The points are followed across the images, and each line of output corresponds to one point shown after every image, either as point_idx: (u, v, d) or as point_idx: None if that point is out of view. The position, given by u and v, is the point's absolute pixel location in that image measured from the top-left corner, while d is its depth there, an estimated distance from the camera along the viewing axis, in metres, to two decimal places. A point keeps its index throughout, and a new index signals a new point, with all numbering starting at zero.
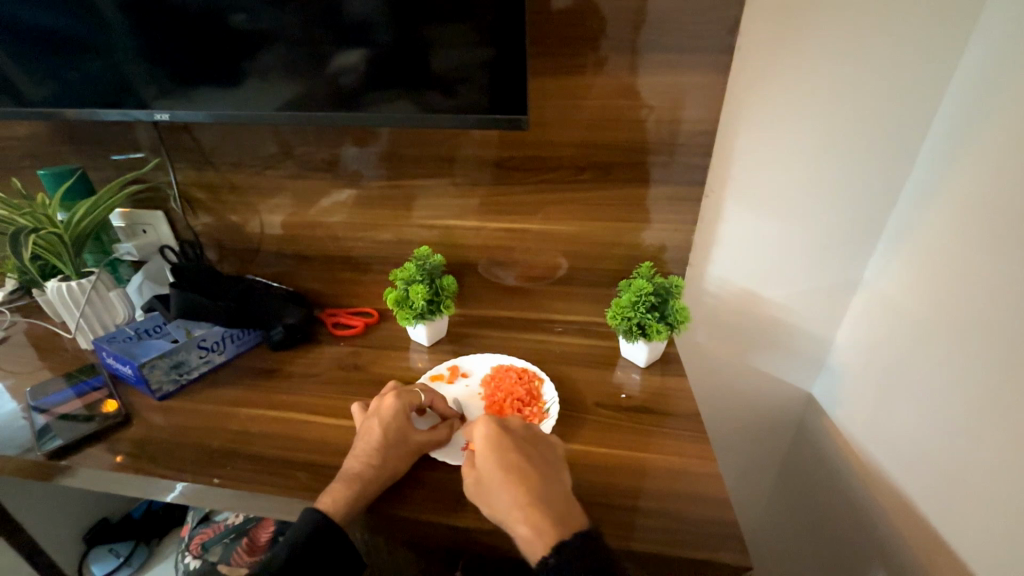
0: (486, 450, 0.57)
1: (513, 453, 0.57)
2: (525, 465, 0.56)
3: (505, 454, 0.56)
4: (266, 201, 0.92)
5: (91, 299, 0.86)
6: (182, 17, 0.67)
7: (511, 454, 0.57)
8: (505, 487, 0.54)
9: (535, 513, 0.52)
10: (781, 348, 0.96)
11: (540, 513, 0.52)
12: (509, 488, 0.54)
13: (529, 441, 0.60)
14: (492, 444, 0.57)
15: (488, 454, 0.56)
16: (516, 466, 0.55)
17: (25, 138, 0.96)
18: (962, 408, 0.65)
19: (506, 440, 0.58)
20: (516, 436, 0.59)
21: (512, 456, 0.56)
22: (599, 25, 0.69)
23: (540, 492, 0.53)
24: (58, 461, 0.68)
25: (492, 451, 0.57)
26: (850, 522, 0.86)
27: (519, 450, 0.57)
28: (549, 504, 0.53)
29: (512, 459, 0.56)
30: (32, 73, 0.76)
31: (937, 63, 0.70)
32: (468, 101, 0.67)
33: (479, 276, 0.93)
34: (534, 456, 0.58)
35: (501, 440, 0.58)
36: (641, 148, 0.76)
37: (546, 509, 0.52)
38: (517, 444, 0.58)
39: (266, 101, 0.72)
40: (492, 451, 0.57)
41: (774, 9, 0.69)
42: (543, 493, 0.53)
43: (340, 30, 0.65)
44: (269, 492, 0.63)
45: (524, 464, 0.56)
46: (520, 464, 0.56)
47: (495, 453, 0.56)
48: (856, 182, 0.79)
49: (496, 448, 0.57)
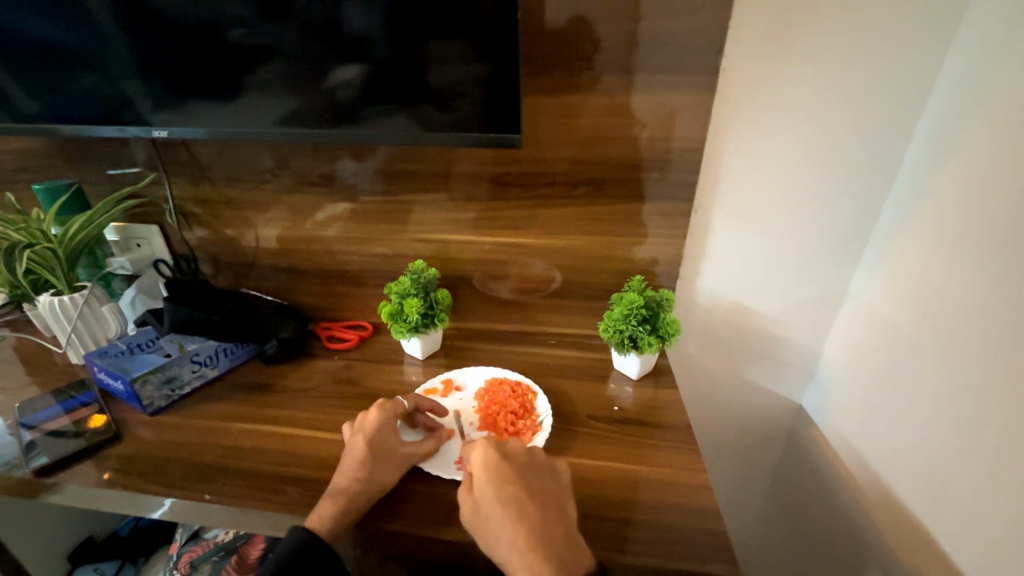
0: (486, 481, 0.57)
1: (514, 485, 0.57)
2: (526, 501, 0.56)
3: (506, 490, 0.56)
4: (262, 215, 0.93)
5: (83, 314, 0.86)
6: (182, 33, 0.69)
7: (513, 489, 0.56)
8: (506, 526, 0.54)
9: (535, 558, 0.51)
10: (772, 360, 0.97)
11: (541, 557, 0.51)
12: (509, 524, 0.54)
13: (531, 469, 0.59)
14: (493, 477, 0.57)
15: (490, 489, 0.56)
16: (518, 502, 0.55)
17: (21, 153, 0.97)
18: (948, 411, 0.66)
19: (508, 472, 0.58)
20: (518, 464, 0.59)
21: (513, 490, 0.56)
22: (590, 45, 0.71)
23: (541, 533, 0.53)
24: (45, 478, 0.67)
25: (493, 483, 0.57)
26: (841, 532, 0.86)
27: (519, 480, 0.57)
28: (550, 548, 0.52)
29: (513, 495, 0.56)
30: (31, 88, 0.77)
31: (915, 82, 0.73)
32: (464, 115, 0.68)
33: (473, 289, 0.94)
34: (536, 489, 0.57)
35: (503, 471, 0.58)
36: (632, 164, 0.78)
37: (545, 552, 0.52)
38: (519, 475, 0.58)
39: (265, 115, 0.73)
40: (493, 486, 0.56)
41: (759, 29, 0.72)
42: (543, 534, 0.53)
43: (339, 46, 0.66)
44: (261, 507, 0.63)
45: (526, 500, 0.56)
46: (522, 500, 0.56)
47: (497, 487, 0.56)
48: (841, 196, 0.81)
49: (497, 481, 0.57)
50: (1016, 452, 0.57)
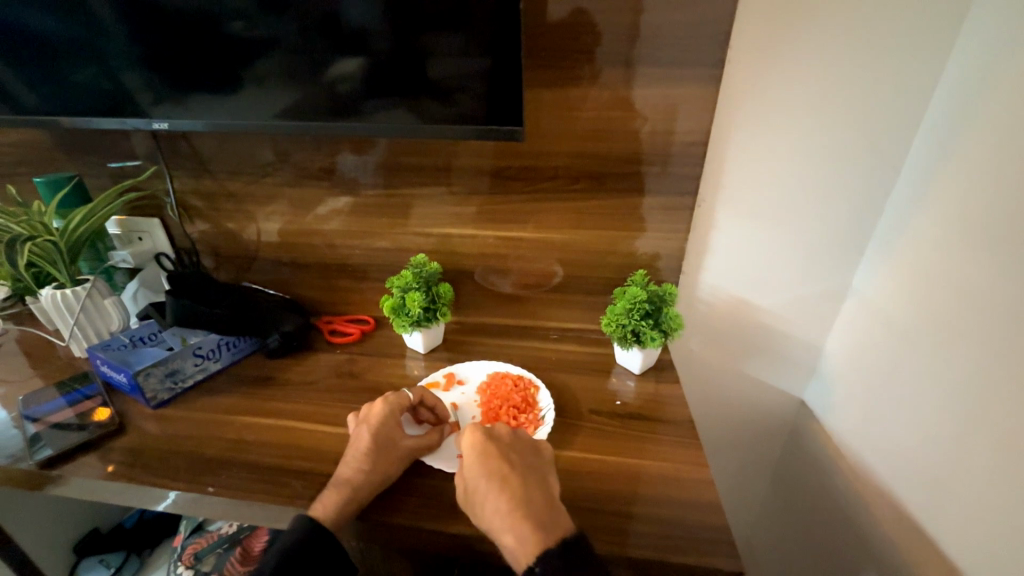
0: (472, 459, 0.57)
1: (498, 461, 0.57)
2: (508, 471, 0.56)
3: (489, 462, 0.57)
4: (262, 208, 0.93)
5: (86, 307, 0.86)
6: (181, 25, 0.68)
7: (495, 461, 0.57)
8: (490, 495, 0.54)
9: (519, 523, 0.52)
10: (774, 355, 0.97)
11: (524, 520, 0.52)
12: (494, 496, 0.54)
13: (514, 447, 0.60)
14: (477, 454, 0.57)
15: (474, 464, 0.57)
16: (501, 474, 0.56)
17: (21, 145, 0.96)
18: (949, 405, 0.66)
19: (491, 448, 0.58)
20: (501, 441, 0.60)
21: (496, 462, 0.57)
22: (593, 39, 0.70)
23: (524, 499, 0.54)
24: (49, 470, 0.68)
25: (478, 459, 0.57)
26: (841, 525, 0.87)
27: (503, 456, 0.58)
28: (533, 512, 0.53)
29: (495, 467, 0.56)
30: (30, 81, 0.76)
31: (921, 76, 0.72)
32: (465, 109, 0.68)
33: (475, 284, 0.94)
34: (520, 462, 0.58)
35: (485, 447, 0.58)
36: (635, 158, 0.78)
37: (528, 516, 0.52)
38: (503, 451, 0.58)
39: (263, 109, 0.73)
40: (478, 461, 0.57)
41: (763, 22, 0.71)
42: (526, 500, 0.54)
43: (339, 39, 0.66)
44: (264, 500, 0.63)
45: (509, 471, 0.56)
46: (504, 470, 0.56)
47: (480, 460, 0.57)
48: (846, 191, 0.81)
49: (480, 456, 0.57)
50: (1017, 448, 0.57)
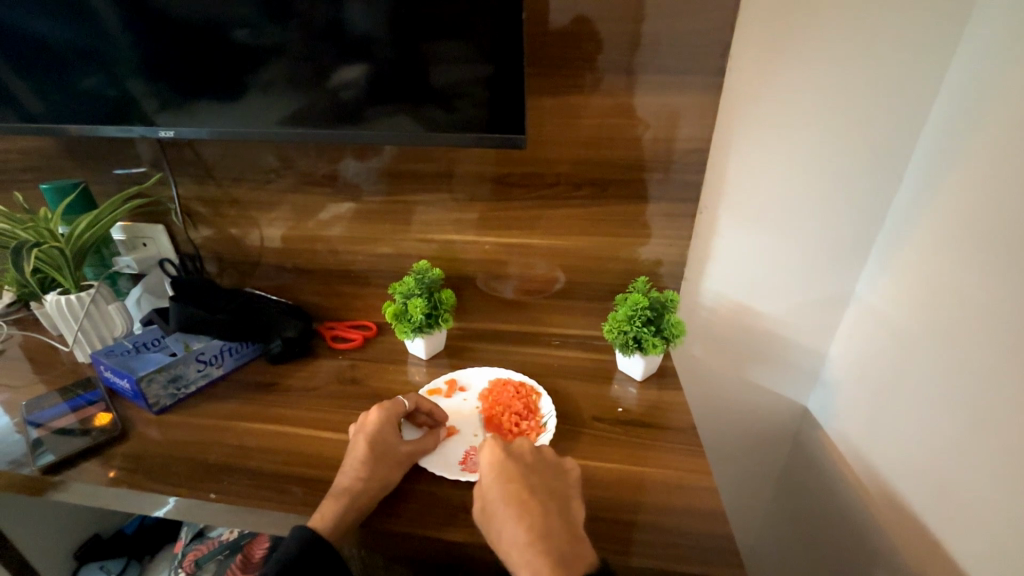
0: (492, 480, 0.57)
1: (519, 485, 0.57)
2: (529, 497, 0.56)
3: (510, 486, 0.57)
4: (266, 214, 0.93)
5: (90, 313, 0.86)
6: (187, 34, 0.69)
7: (517, 486, 0.57)
8: (508, 522, 0.54)
9: (535, 555, 0.51)
10: (777, 361, 0.96)
11: (541, 553, 0.51)
12: (513, 524, 0.54)
13: (536, 469, 0.60)
14: (499, 475, 0.58)
15: (494, 485, 0.57)
16: (521, 500, 0.55)
17: (28, 153, 0.97)
18: (952, 411, 0.66)
19: (513, 470, 0.58)
20: (524, 464, 0.60)
21: (517, 487, 0.57)
22: (593, 47, 0.71)
23: (543, 530, 0.53)
24: (52, 476, 0.68)
25: (498, 481, 0.57)
26: (846, 532, 0.86)
27: (524, 480, 0.57)
28: (550, 544, 0.52)
29: (516, 491, 0.56)
30: (37, 89, 0.77)
31: (922, 82, 0.72)
32: (467, 116, 0.68)
33: (477, 290, 0.94)
34: (541, 487, 0.58)
35: (508, 469, 0.58)
36: (636, 165, 0.78)
37: (546, 548, 0.52)
38: (525, 474, 0.58)
39: (269, 115, 0.74)
40: (499, 483, 0.57)
41: (764, 30, 0.72)
42: (546, 531, 0.53)
43: (342, 46, 0.66)
44: (265, 507, 0.63)
45: (530, 497, 0.56)
46: (525, 496, 0.56)
47: (501, 483, 0.57)
48: (848, 198, 0.81)
49: (502, 478, 0.57)
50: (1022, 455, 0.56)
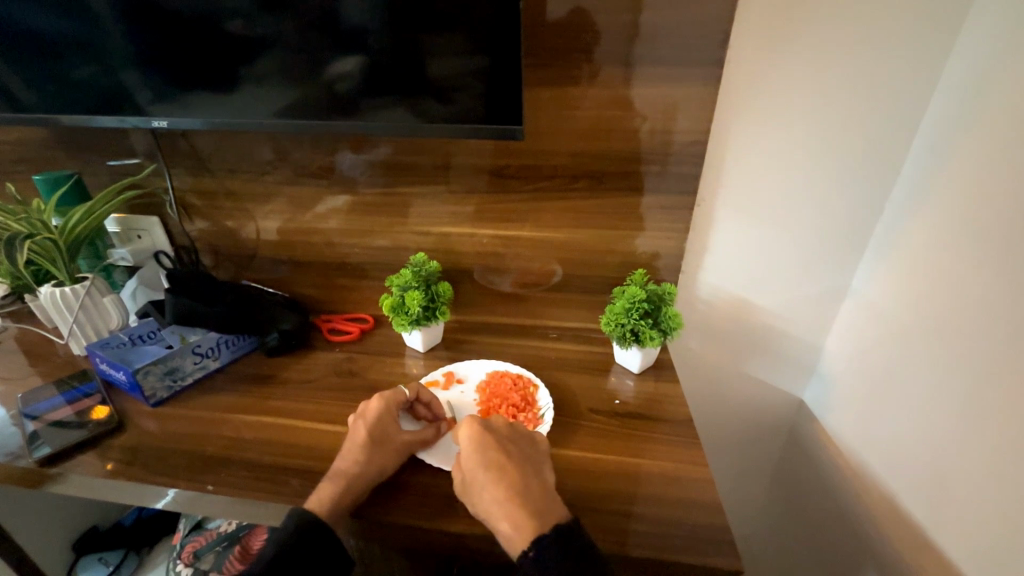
0: (469, 448, 0.58)
1: (496, 450, 0.58)
2: (505, 461, 0.57)
3: (488, 453, 0.57)
4: (262, 207, 0.93)
5: (85, 305, 0.86)
6: (180, 23, 0.68)
7: (494, 451, 0.57)
8: (488, 485, 0.55)
9: (517, 511, 0.52)
10: (773, 354, 0.97)
11: (521, 509, 0.53)
12: (492, 486, 0.55)
13: (511, 437, 0.61)
14: (476, 443, 0.58)
15: (471, 453, 0.57)
16: (498, 463, 0.56)
17: (21, 144, 0.96)
18: (949, 402, 0.66)
19: (489, 438, 0.59)
20: (498, 432, 0.60)
21: (494, 453, 0.57)
22: (592, 39, 0.70)
23: (521, 488, 0.54)
24: (49, 468, 0.68)
25: (475, 448, 0.58)
26: (840, 523, 0.87)
27: (500, 446, 0.58)
28: (529, 501, 0.53)
29: (493, 456, 0.57)
30: (27, 78, 0.76)
31: (921, 76, 0.72)
32: (464, 108, 0.68)
33: (474, 283, 0.94)
34: (516, 452, 0.59)
35: (483, 437, 0.59)
36: (634, 157, 0.78)
37: (526, 504, 0.53)
38: (501, 442, 0.59)
39: (263, 107, 0.73)
40: (476, 451, 0.57)
41: (763, 22, 0.71)
42: (523, 489, 0.54)
43: (337, 37, 0.65)
44: (262, 499, 0.63)
45: (506, 461, 0.57)
46: (502, 460, 0.57)
47: (479, 450, 0.57)
48: (846, 191, 0.81)
49: (479, 445, 0.58)
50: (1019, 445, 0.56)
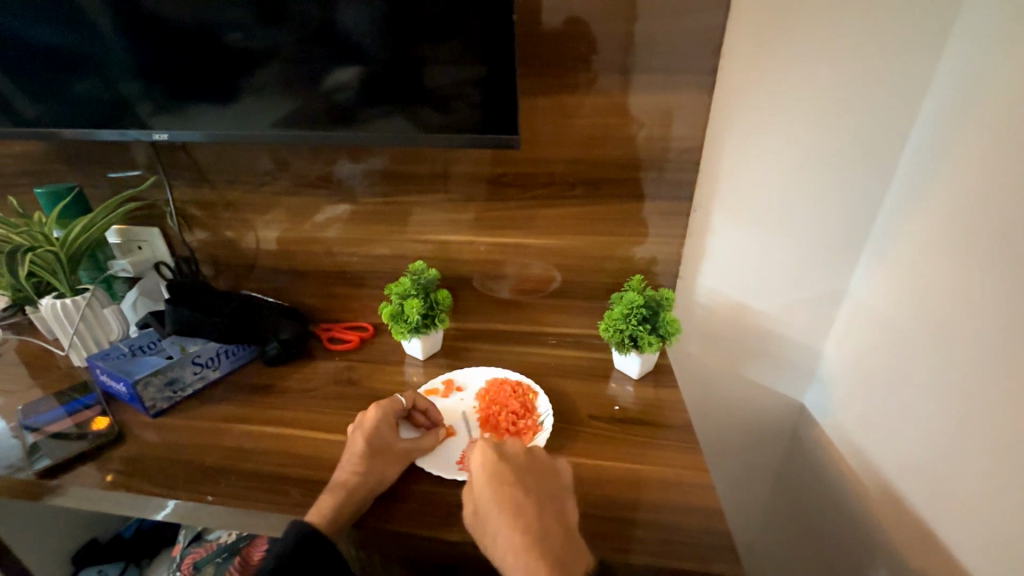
0: (485, 481, 0.57)
1: (512, 486, 0.57)
2: (522, 499, 0.56)
3: (503, 487, 0.57)
4: (261, 217, 0.93)
5: (85, 316, 0.86)
6: (180, 36, 0.69)
7: (510, 488, 0.57)
8: (502, 523, 0.54)
9: (530, 556, 0.51)
10: (772, 358, 0.97)
11: (536, 555, 0.51)
12: (507, 525, 0.54)
13: (529, 470, 0.60)
14: (492, 477, 0.58)
15: (486, 486, 0.57)
16: (514, 501, 0.56)
17: (23, 158, 0.97)
18: (947, 405, 0.66)
19: (506, 472, 0.58)
20: (517, 466, 0.60)
21: (510, 489, 0.57)
22: (586, 47, 0.71)
23: (537, 532, 0.53)
24: (48, 480, 0.68)
25: (491, 483, 0.57)
26: (843, 528, 0.86)
27: (518, 481, 0.58)
28: (545, 546, 0.52)
29: (509, 493, 0.56)
30: (30, 93, 0.77)
31: (913, 80, 0.73)
32: (461, 117, 0.69)
33: (473, 290, 0.94)
34: (534, 489, 0.58)
35: (500, 471, 0.58)
36: (630, 164, 0.78)
37: (541, 550, 0.52)
38: (519, 477, 0.58)
39: (263, 118, 0.74)
40: (492, 485, 0.57)
41: (755, 29, 0.72)
42: (540, 533, 0.53)
43: (336, 48, 0.66)
44: (262, 509, 0.63)
45: (523, 500, 0.56)
46: (519, 497, 0.56)
47: (495, 487, 0.57)
48: (841, 195, 0.81)
49: (495, 480, 0.57)
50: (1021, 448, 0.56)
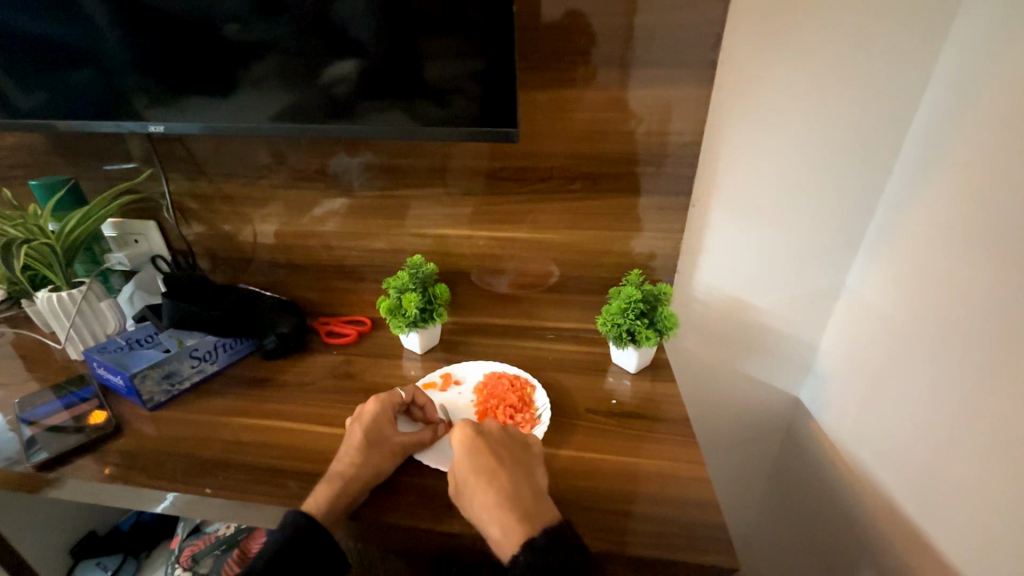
0: (460, 451, 0.58)
1: (487, 454, 0.58)
2: (496, 465, 0.57)
3: (478, 456, 0.57)
4: (259, 210, 0.93)
5: (82, 310, 0.86)
6: (176, 28, 0.68)
7: (485, 456, 0.57)
8: (479, 490, 0.55)
9: (506, 516, 0.53)
10: (769, 352, 0.97)
11: (510, 513, 0.53)
12: (483, 490, 0.55)
13: (503, 440, 0.61)
14: (467, 447, 0.58)
15: (462, 455, 0.58)
16: (489, 468, 0.56)
17: (17, 150, 0.96)
18: (943, 400, 0.67)
19: (480, 441, 0.59)
20: (491, 436, 0.60)
21: (484, 457, 0.57)
22: (586, 42, 0.71)
23: (510, 493, 0.55)
24: (46, 473, 0.68)
25: (466, 452, 0.58)
26: (837, 521, 0.87)
27: (492, 450, 0.58)
28: (518, 506, 0.54)
29: (483, 460, 0.57)
30: (23, 84, 0.76)
31: (912, 77, 0.73)
32: (460, 111, 0.68)
33: (471, 284, 0.94)
34: (507, 456, 0.59)
35: (475, 441, 0.59)
36: (629, 159, 0.78)
37: (514, 509, 0.53)
38: (492, 444, 0.59)
39: (260, 110, 0.73)
40: (467, 454, 0.58)
41: (755, 24, 0.72)
42: (513, 494, 0.55)
43: (334, 41, 0.66)
44: (261, 502, 0.63)
45: (497, 464, 0.57)
46: (493, 465, 0.57)
47: (469, 454, 0.58)
48: (839, 191, 0.81)
49: (469, 449, 0.58)
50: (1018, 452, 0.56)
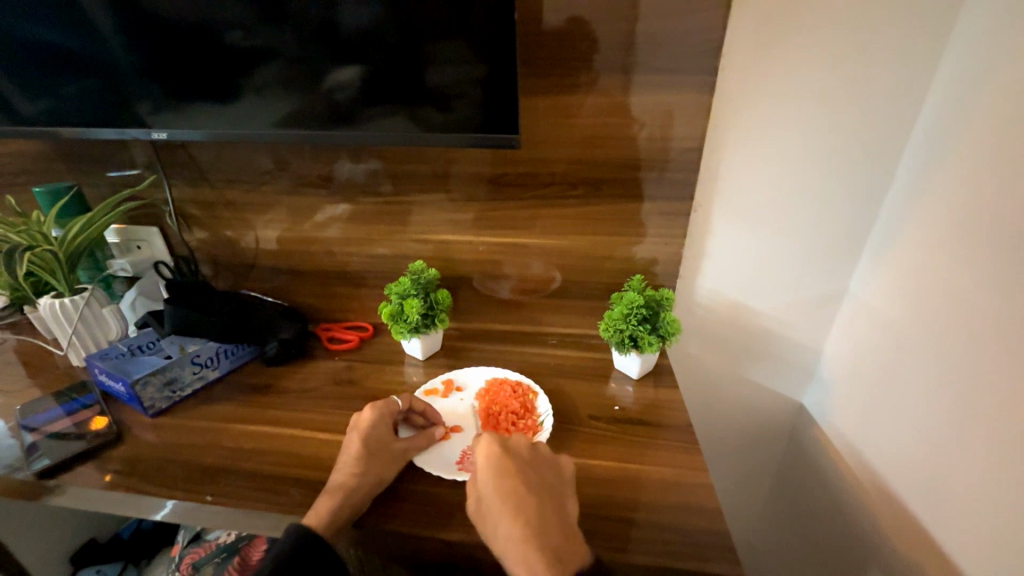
0: (488, 474, 0.57)
1: (514, 480, 0.57)
2: (523, 493, 0.56)
3: (504, 482, 0.57)
4: (261, 216, 0.93)
5: (84, 316, 0.86)
6: (180, 36, 0.69)
7: (512, 482, 0.57)
8: (504, 518, 0.54)
9: (530, 551, 0.52)
10: (772, 358, 0.97)
11: (535, 547, 0.52)
12: (507, 520, 0.54)
13: (531, 465, 0.60)
14: (495, 470, 0.58)
15: (490, 479, 0.57)
16: (515, 496, 0.56)
17: (21, 156, 0.97)
18: (947, 407, 0.66)
19: (508, 465, 0.58)
20: (519, 460, 0.60)
21: (512, 483, 0.57)
22: (588, 48, 0.71)
23: (537, 526, 0.54)
24: (47, 480, 0.68)
25: (494, 476, 0.57)
26: (842, 528, 0.86)
27: (520, 476, 0.58)
28: (544, 541, 0.52)
29: (510, 487, 0.56)
30: (28, 91, 0.77)
31: (913, 82, 0.73)
32: (461, 117, 0.69)
33: (473, 290, 0.94)
34: (535, 483, 0.58)
35: (503, 465, 0.58)
36: (631, 165, 0.78)
37: (540, 543, 0.52)
38: (520, 470, 0.58)
39: (263, 117, 0.73)
40: (495, 478, 0.57)
41: (756, 30, 0.72)
42: (539, 528, 0.53)
43: (336, 48, 0.66)
44: (263, 509, 0.63)
45: (524, 493, 0.56)
46: (520, 492, 0.56)
47: (496, 480, 0.57)
48: (840, 196, 0.81)
49: (497, 473, 0.57)
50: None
